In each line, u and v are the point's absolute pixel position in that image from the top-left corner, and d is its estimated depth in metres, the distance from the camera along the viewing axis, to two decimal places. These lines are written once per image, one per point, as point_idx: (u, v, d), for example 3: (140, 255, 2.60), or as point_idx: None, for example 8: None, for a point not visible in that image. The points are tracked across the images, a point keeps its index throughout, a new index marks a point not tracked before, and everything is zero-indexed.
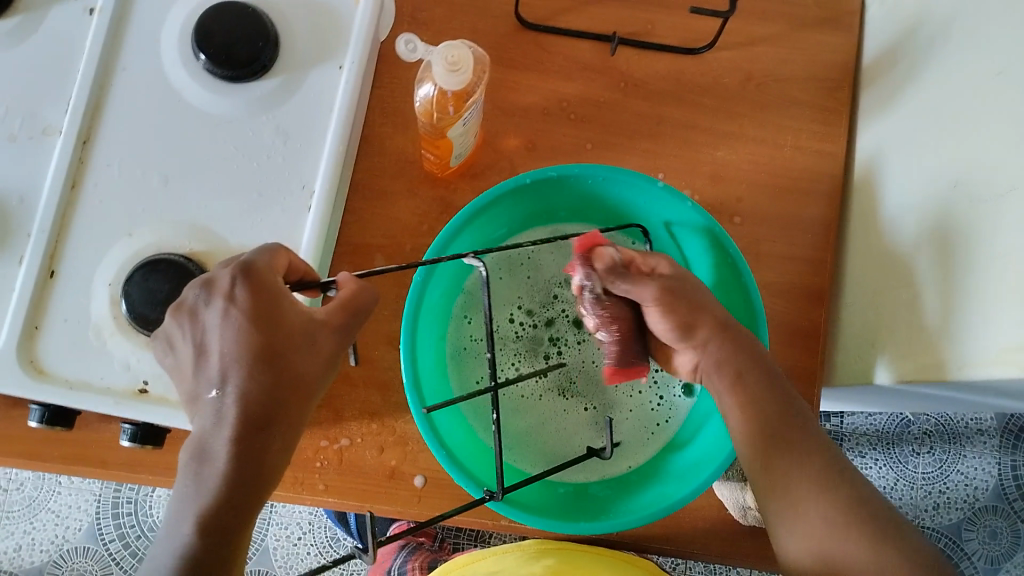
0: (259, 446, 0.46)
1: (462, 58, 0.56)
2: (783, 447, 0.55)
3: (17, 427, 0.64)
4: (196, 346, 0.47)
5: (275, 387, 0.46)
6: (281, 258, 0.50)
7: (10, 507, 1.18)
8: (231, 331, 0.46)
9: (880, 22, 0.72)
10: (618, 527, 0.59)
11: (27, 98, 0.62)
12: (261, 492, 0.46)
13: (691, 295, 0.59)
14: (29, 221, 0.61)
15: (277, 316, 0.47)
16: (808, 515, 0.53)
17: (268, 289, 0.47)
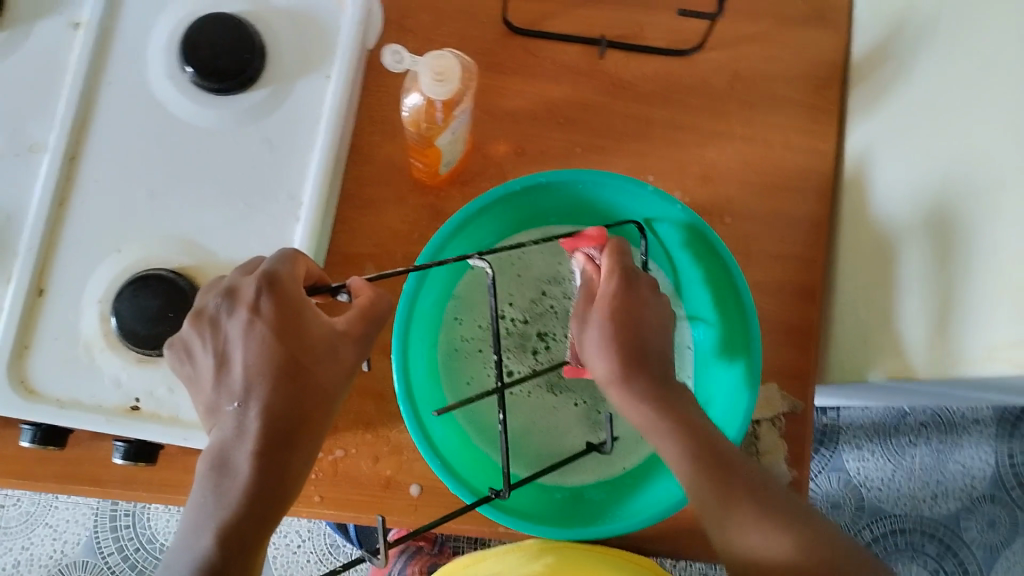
0: (281, 460, 0.46)
1: (448, 68, 0.56)
2: (709, 463, 0.51)
3: (9, 447, 0.64)
4: (218, 357, 0.47)
5: (297, 400, 0.46)
6: (300, 266, 0.50)
7: (8, 523, 1.18)
8: (254, 343, 0.46)
9: (866, 18, 0.72)
10: (614, 534, 0.59)
11: (12, 115, 0.62)
12: (276, 507, 0.46)
13: (628, 333, 0.56)
14: (16, 238, 0.60)
15: (300, 327, 0.48)
16: (747, 536, 0.49)
17: (292, 299, 0.48)
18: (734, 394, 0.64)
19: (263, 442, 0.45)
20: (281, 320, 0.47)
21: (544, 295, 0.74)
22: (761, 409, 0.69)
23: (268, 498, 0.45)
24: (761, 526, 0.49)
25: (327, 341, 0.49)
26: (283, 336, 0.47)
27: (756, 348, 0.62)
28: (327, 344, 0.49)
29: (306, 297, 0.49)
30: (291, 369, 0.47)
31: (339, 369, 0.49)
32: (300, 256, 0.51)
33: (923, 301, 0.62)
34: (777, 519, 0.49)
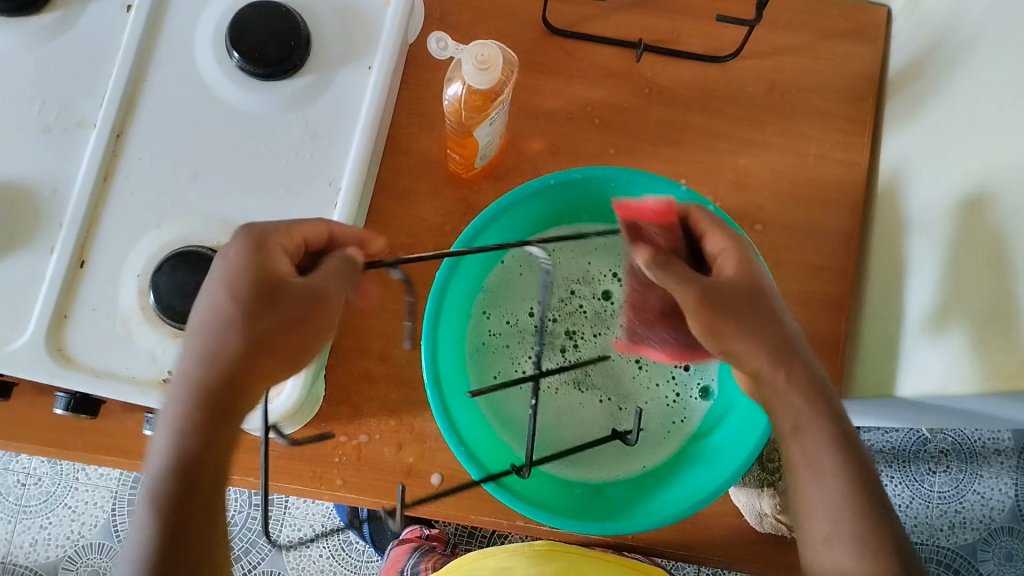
0: (209, 413, 0.47)
1: (492, 57, 0.57)
2: (838, 482, 0.51)
3: (42, 414, 0.65)
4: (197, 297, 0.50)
5: (224, 346, 0.47)
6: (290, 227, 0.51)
7: (28, 501, 1.19)
8: (212, 285, 0.49)
9: (905, 34, 0.72)
10: (636, 529, 0.60)
11: (63, 90, 0.63)
12: (203, 469, 0.47)
13: (761, 306, 0.53)
14: (60, 211, 0.62)
15: (255, 273, 0.48)
16: (834, 537, 0.50)
17: (262, 240, 0.49)
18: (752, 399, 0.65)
19: (199, 386, 0.47)
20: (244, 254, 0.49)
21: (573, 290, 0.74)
22: None
23: (200, 454, 0.46)
24: (868, 557, 0.49)
25: (282, 281, 0.49)
26: (244, 277, 0.48)
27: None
28: (275, 285, 0.48)
29: (279, 238, 0.50)
30: (248, 305, 0.48)
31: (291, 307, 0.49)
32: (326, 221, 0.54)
33: (945, 317, 0.63)
34: (888, 543, 0.50)
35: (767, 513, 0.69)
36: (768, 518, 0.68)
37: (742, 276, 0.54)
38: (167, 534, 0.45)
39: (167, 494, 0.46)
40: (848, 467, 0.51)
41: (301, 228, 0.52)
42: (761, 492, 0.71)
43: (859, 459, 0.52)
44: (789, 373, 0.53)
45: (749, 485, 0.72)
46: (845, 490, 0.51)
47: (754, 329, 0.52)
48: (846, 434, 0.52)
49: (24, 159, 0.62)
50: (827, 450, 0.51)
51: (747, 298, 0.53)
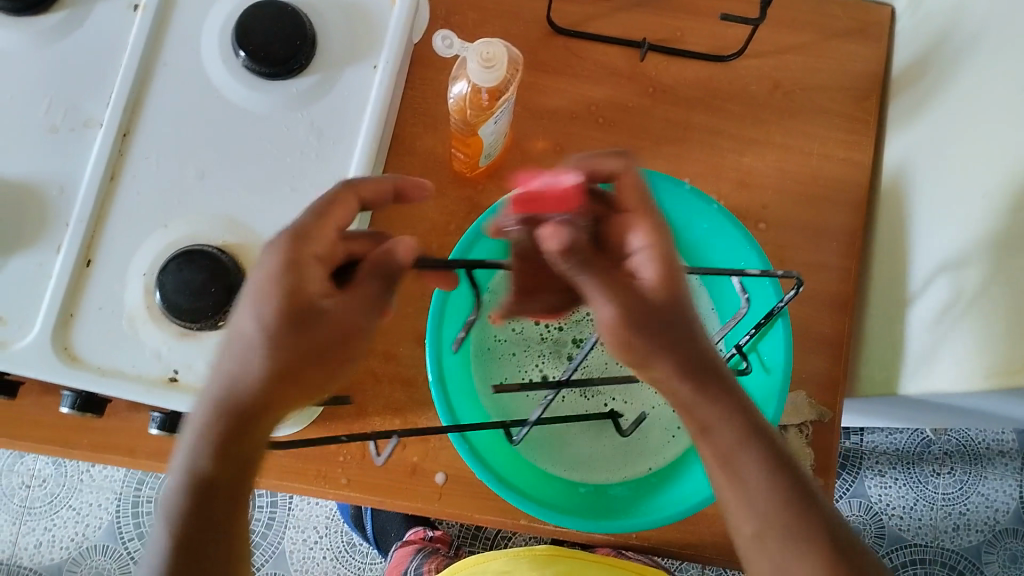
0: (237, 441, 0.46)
1: (497, 55, 0.57)
2: (761, 485, 0.46)
3: (49, 413, 0.65)
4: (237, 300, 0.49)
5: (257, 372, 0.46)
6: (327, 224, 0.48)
7: (33, 503, 1.19)
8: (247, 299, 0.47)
9: (908, 33, 0.72)
10: (634, 527, 0.60)
11: (69, 90, 0.63)
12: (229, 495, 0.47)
13: (670, 307, 0.46)
14: (67, 210, 0.62)
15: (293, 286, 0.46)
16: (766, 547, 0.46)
17: (296, 250, 0.46)
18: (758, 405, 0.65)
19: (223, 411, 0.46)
20: (276, 272, 0.46)
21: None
22: (789, 415, 0.69)
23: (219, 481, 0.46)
24: (806, 562, 0.45)
25: (315, 304, 0.46)
26: (274, 300, 0.45)
27: (785, 354, 0.63)
28: (309, 308, 0.46)
29: (311, 246, 0.47)
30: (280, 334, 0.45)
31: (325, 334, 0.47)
32: (347, 186, 0.51)
33: (948, 315, 0.63)
34: (826, 541, 0.46)
35: None
36: None
37: (665, 283, 0.47)
38: (182, 556, 0.46)
39: (186, 511, 0.46)
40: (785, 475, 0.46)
41: (335, 215, 0.49)
42: None
43: (779, 453, 0.47)
44: (708, 380, 0.46)
45: None
46: (765, 491, 0.46)
47: (676, 339, 0.46)
48: (765, 435, 0.47)
49: (30, 159, 0.62)
50: (741, 451, 0.46)
51: (669, 306, 0.46)
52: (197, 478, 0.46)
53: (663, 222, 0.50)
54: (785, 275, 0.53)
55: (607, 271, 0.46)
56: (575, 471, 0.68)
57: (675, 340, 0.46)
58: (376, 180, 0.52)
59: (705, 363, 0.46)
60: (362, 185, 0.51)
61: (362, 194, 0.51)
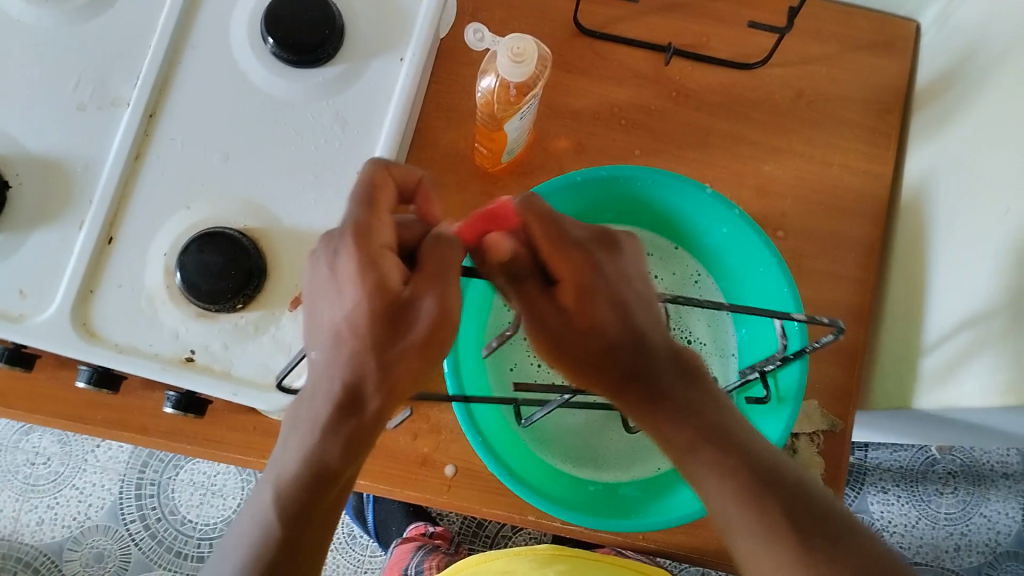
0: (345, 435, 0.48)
1: (527, 51, 0.57)
2: (712, 484, 0.47)
3: (65, 388, 0.66)
4: (317, 293, 0.49)
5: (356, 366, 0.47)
6: (379, 213, 0.48)
7: (37, 481, 1.20)
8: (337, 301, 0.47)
9: (934, 48, 0.73)
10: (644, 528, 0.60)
11: (98, 68, 0.64)
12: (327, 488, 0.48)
13: (584, 322, 0.49)
14: (92, 188, 0.62)
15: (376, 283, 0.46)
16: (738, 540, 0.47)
17: (366, 246, 0.47)
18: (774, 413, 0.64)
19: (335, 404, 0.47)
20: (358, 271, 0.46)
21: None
22: (801, 425, 0.69)
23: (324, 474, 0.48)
24: (765, 553, 0.46)
25: (406, 299, 0.47)
26: (366, 300, 0.46)
27: (800, 386, 0.62)
28: (399, 305, 0.47)
29: (380, 240, 0.47)
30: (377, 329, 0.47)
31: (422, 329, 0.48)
32: (384, 170, 0.50)
33: (963, 329, 0.63)
34: (783, 530, 0.46)
35: None
36: None
37: (583, 316, 0.49)
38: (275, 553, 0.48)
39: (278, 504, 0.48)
40: (728, 470, 0.47)
41: (384, 201, 0.49)
42: None
43: (728, 445, 0.48)
44: (637, 394, 0.49)
45: None
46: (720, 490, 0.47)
47: (600, 367, 0.50)
48: (710, 433, 0.48)
49: (58, 135, 0.63)
50: (691, 455, 0.48)
51: (587, 339, 0.49)
52: (306, 475, 0.48)
53: (576, 249, 0.49)
54: (825, 321, 0.52)
55: (536, 299, 0.51)
56: (581, 467, 0.70)
57: (597, 371, 0.50)
58: (405, 167, 0.53)
59: (634, 376, 0.49)
60: (393, 168, 0.51)
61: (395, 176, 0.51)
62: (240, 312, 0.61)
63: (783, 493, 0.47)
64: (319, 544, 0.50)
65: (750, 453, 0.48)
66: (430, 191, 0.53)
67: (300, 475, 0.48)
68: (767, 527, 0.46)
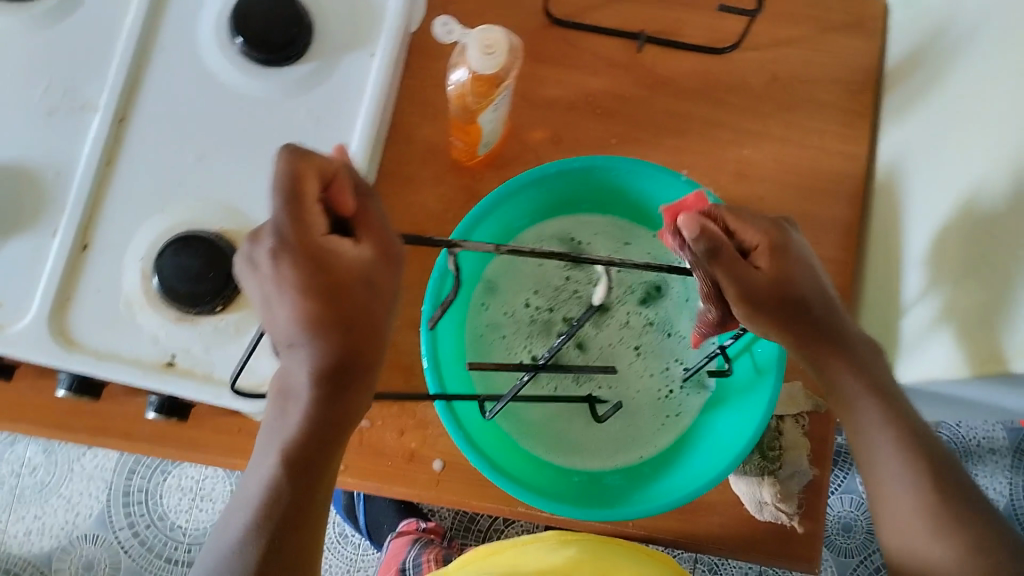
0: (340, 394, 0.47)
1: (496, 42, 0.58)
2: (880, 429, 0.56)
3: (45, 398, 0.65)
4: (263, 298, 0.46)
5: (346, 344, 0.46)
6: (311, 210, 0.43)
7: (23, 491, 1.19)
8: (287, 302, 0.45)
9: (904, 26, 0.73)
10: (618, 518, 0.60)
11: (67, 74, 0.63)
12: (336, 450, 0.49)
13: (789, 273, 0.54)
14: (65, 195, 0.62)
15: (334, 273, 0.45)
16: (893, 492, 0.56)
17: (308, 246, 0.44)
18: (745, 415, 0.65)
19: (321, 380, 0.46)
20: (307, 269, 0.44)
21: (581, 244, 0.74)
22: (785, 406, 0.71)
23: (325, 441, 0.48)
24: (909, 492, 0.56)
25: (362, 273, 0.45)
26: (304, 293, 0.44)
27: (778, 360, 0.62)
28: (359, 281, 0.45)
29: (320, 233, 0.44)
30: (348, 306, 0.45)
31: (383, 301, 0.47)
32: (298, 155, 0.43)
33: (931, 297, 0.64)
34: (923, 478, 0.56)
35: (768, 501, 0.68)
36: (769, 506, 0.68)
37: (776, 270, 0.54)
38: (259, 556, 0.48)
39: (279, 495, 0.48)
40: (901, 425, 0.56)
41: (312, 195, 0.43)
42: (761, 479, 0.68)
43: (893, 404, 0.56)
44: (821, 334, 0.56)
45: (749, 473, 0.68)
46: (902, 477, 0.56)
47: (795, 309, 0.54)
48: (889, 396, 0.56)
49: (29, 142, 0.62)
50: (863, 401, 0.56)
51: (778, 283, 0.54)
52: (293, 461, 0.48)
53: (764, 221, 0.56)
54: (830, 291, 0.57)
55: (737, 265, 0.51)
56: (561, 462, 0.70)
57: (788, 309, 0.54)
58: (322, 155, 0.45)
59: (819, 322, 0.56)
60: (311, 156, 0.43)
61: (317, 167, 0.43)
62: (219, 314, 0.61)
63: (928, 450, 0.56)
64: (321, 502, 0.51)
65: (909, 416, 0.57)
66: (349, 183, 0.45)
67: (303, 437, 0.47)
68: (922, 481, 0.55)
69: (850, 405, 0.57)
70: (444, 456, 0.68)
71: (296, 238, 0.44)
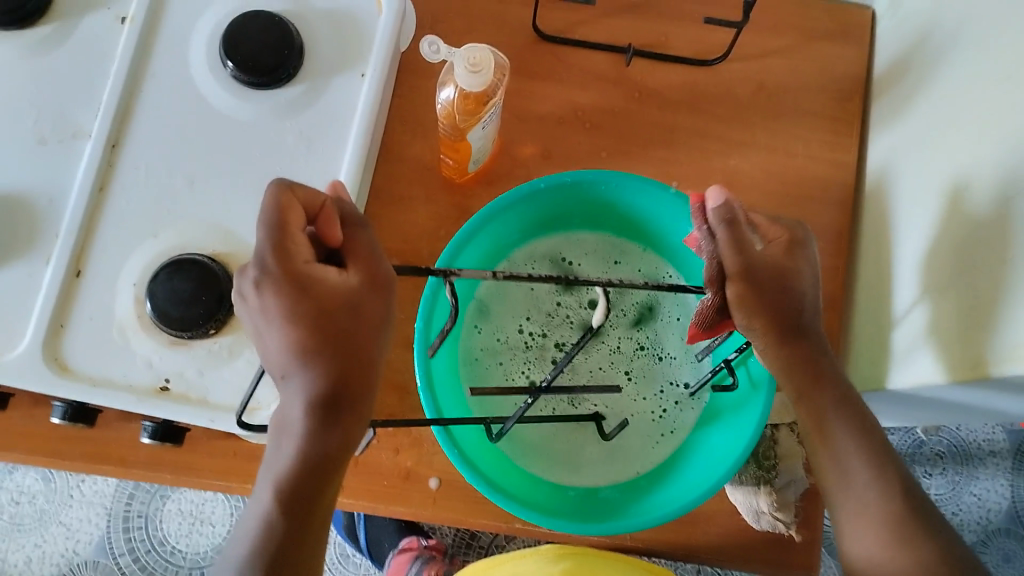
0: (330, 424, 0.46)
1: (483, 60, 0.58)
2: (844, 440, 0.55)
3: (40, 425, 0.65)
4: (254, 329, 0.47)
5: (339, 373, 0.46)
6: (294, 236, 0.46)
7: (22, 520, 1.18)
8: (275, 331, 0.46)
9: (889, 33, 0.74)
10: (617, 531, 0.59)
11: (57, 102, 0.63)
12: (329, 485, 0.48)
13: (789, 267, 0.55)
14: (57, 222, 0.62)
15: (319, 299, 0.46)
16: (855, 504, 0.55)
17: (291, 272, 0.45)
18: (738, 428, 0.64)
19: (311, 409, 0.46)
20: (291, 295, 0.45)
21: (571, 264, 0.75)
22: (779, 414, 0.71)
23: (320, 475, 0.47)
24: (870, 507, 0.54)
25: (348, 296, 0.46)
26: (290, 321, 0.45)
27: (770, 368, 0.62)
28: (344, 306, 0.46)
29: (302, 260, 0.46)
30: (335, 331, 0.46)
31: (370, 325, 0.47)
32: (287, 185, 0.46)
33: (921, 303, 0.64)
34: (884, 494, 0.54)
35: (766, 511, 0.67)
36: (767, 516, 0.67)
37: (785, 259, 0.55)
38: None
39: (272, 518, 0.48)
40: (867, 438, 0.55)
41: (296, 225, 0.46)
42: (758, 488, 0.68)
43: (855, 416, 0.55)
44: (797, 338, 0.55)
45: (745, 482, 0.68)
46: (870, 486, 0.54)
47: (789, 295, 0.54)
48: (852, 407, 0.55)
49: (19, 170, 0.62)
50: (830, 409, 0.55)
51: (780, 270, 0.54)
52: (289, 496, 0.47)
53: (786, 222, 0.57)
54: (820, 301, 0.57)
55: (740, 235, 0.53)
56: (559, 479, 0.69)
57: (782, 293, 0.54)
58: (308, 188, 0.48)
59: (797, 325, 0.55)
60: (297, 189, 0.47)
61: (301, 197, 0.46)
62: (213, 337, 0.61)
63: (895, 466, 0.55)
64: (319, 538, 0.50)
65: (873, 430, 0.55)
66: (335, 214, 0.48)
67: (298, 470, 0.47)
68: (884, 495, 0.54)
69: (818, 417, 0.55)
70: (440, 474, 0.68)
71: (279, 267, 0.45)
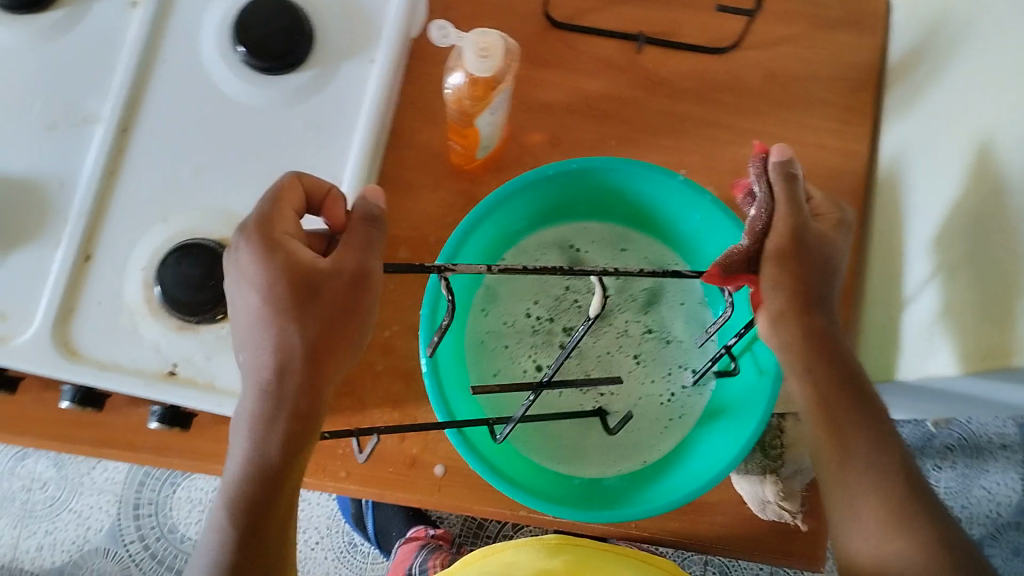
0: (280, 420, 0.49)
1: (492, 46, 0.58)
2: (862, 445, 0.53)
3: (49, 409, 0.66)
4: (235, 308, 0.52)
5: (290, 363, 0.49)
6: (283, 209, 0.50)
7: (34, 506, 1.19)
8: (248, 301, 0.50)
9: (903, 21, 0.73)
10: (621, 518, 0.59)
11: (66, 88, 0.63)
12: (284, 487, 0.50)
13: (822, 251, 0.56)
14: (67, 205, 0.62)
15: (289, 271, 0.49)
16: (867, 507, 0.52)
17: (266, 236, 0.49)
18: (742, 418, 0.64)
19: (264, 402, 0.49)
20: (262, 257, 0.49)
21: (579, 251, 0.75)
22: (788, 403, 0.71)
23: (273, 474, 0.49)
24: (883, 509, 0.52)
25: (316, 275, 0.49)
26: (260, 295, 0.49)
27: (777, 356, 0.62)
28: (311, 286, 0.49)
29: (282, 229, 0.50)
30: (292, 312, 0.49)
31: (336, 318, 0.50)
32: (298, 174, 0.52)
33: (932, 292, 0.63)
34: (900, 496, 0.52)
35: (772, 500, 0.67)
36: (772, 505, 0.67)
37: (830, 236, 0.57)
38: None
39: None
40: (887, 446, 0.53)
41: (288, 203, 0.51)
42: (764, 477, 0.67)
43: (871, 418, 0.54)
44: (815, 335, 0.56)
45: (750, 471, 0.68)
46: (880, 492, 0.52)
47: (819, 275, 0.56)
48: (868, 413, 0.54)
49: (29, 155, 0.63)
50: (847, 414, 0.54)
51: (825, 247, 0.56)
52: (246, 491, 0.49)
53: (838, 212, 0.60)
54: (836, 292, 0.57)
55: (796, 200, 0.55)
56: (564, 466, 0.69)
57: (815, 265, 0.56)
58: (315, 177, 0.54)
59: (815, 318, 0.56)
60: (302, 176, 0.52)
61: (304, 181, 0.52)
62: (221, 322, 0.61)
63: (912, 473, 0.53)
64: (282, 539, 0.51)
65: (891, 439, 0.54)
66: (338, 201, 0.54)
67: (248, 461, 0.49)
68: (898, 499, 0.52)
69: (833, 421, 0.54)
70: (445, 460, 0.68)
71: (261, 232, 0.49)
